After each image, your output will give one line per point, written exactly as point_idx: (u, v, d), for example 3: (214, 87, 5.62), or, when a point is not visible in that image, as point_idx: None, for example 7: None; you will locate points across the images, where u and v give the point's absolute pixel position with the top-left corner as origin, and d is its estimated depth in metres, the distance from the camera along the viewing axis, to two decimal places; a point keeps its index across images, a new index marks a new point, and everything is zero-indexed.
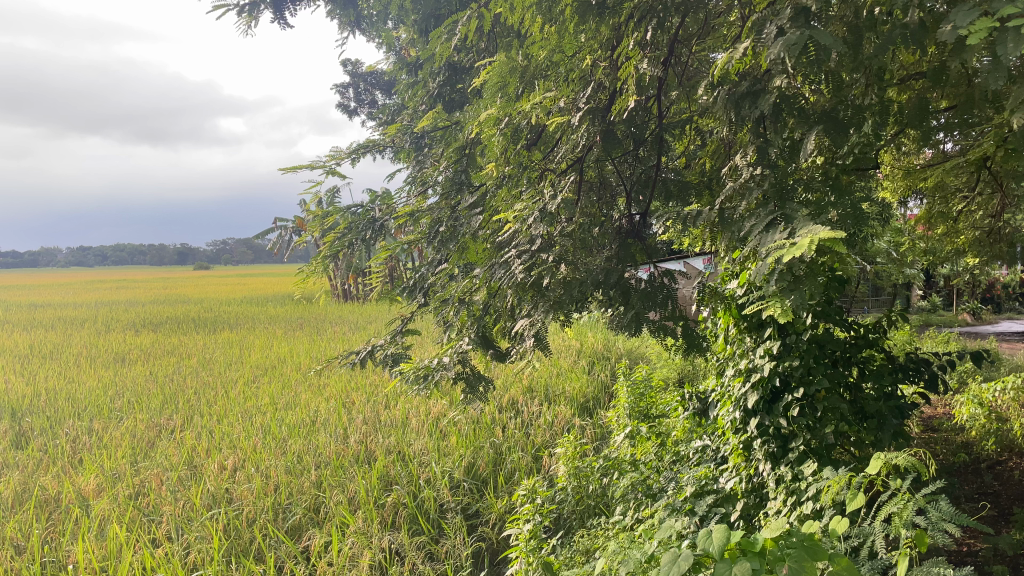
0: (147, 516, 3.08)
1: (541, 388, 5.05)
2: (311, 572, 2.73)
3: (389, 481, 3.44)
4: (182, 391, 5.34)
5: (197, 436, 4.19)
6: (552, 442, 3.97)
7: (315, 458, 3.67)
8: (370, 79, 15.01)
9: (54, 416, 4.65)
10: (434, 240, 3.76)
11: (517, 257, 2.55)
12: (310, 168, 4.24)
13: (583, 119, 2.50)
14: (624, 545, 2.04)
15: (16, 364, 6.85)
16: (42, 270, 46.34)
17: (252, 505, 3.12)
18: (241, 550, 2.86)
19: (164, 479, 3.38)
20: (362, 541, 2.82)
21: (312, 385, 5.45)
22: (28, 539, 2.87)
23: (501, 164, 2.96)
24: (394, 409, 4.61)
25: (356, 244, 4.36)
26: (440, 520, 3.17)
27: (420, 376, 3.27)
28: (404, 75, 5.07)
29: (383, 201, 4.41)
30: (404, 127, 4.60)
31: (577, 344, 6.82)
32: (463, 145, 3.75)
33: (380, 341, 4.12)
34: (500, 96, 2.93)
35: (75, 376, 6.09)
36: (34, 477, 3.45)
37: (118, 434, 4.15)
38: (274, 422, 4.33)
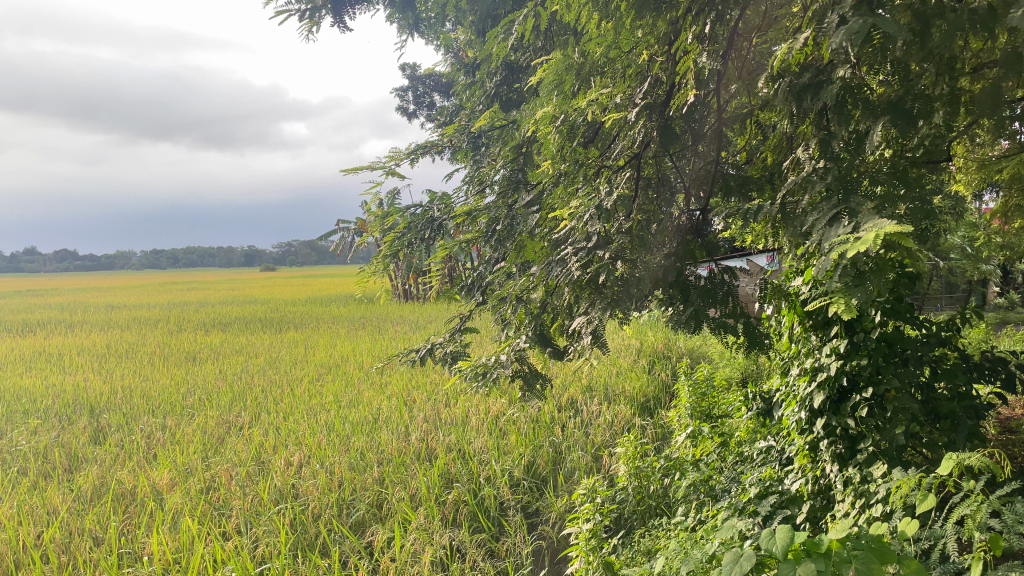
0: (217, 510, 3.18)
1: (601, 387, 5.02)
2: (374, 567, 2.78)
3: (450, 478, 3.48)
4: (251, 389, 5.50)
5: (264, 433, 4.30)
6: (612, 442, 3.94)
7: (377, 455, 3.74)
8: (429, 81, 15.21)
9: (130, 412, 4.85)
10: (492, 238, 3.83)
11: (573, 254, 2.61)
12: (370, 169, 4.31)
13: (640, 115, 2.52)
14: (686, 546, 2.03)
15: (96, 363, 7.16)
16: (118, 273, 48.28)
17: (317, 501, 3.19)
18: (307, 545, 2.93)
19: (234, 474, 3.49)
20: (423, 538, 2.85)
21: (374, 383, 5.53)
22: (106, 531, 2.99)
23: (557, 162, 2.97)
24: (455, 407, 4.66)
25: (415, 244, 4.42)
26: (500, 518, 3.18)
27: (478, 373, 3.32)
28: (462, 77, 5.10)
29: (441, 201, 4.45)
30: (462, 127, 4.64)
31: (637, 343, 6.76)
32: (521, 143, 3.76)
33: (439, 339, 4.16)
34: (557, 94, 2.93)
35: (149, 374, 6.33)
36: (111, 472, 3.60)
37: (190, 430, 4.30)
38: (338, 419, 4.43)
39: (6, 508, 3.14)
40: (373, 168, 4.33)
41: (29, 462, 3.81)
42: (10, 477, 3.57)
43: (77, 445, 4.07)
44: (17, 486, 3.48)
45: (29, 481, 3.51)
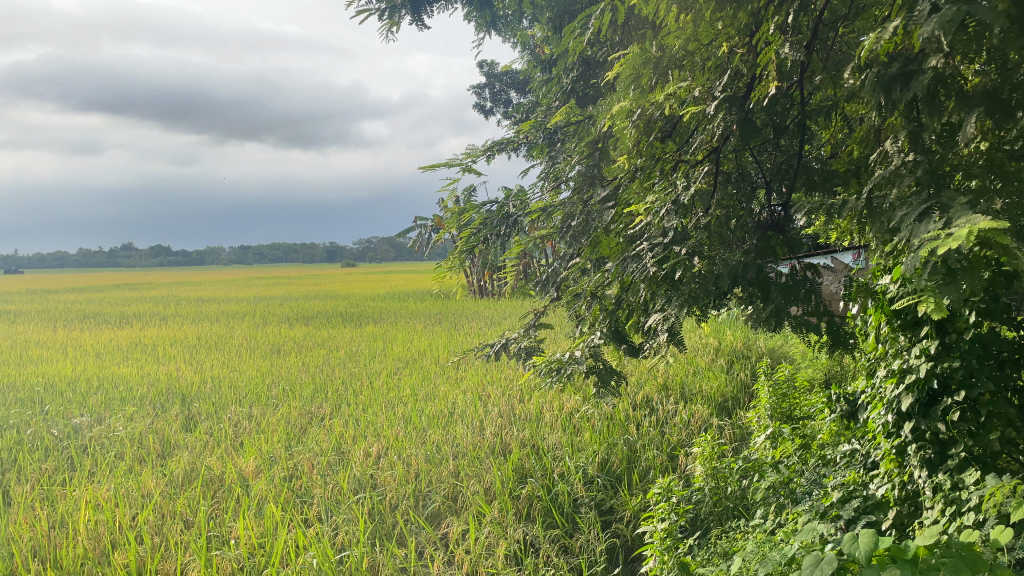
0: (299, 497, 3.28)
1: (678, 386, 4.95)
2: (449, 557, 2.81)
3: (524, 473, 3.50)
4: (332, 381, 5.65)
5: (344, 424, 4.41)
6: (688, 441, 3.88)
7: (452, 449, 3.79)
8: (506, 78, 15.29)
9: (219, 401, 5.06)
10: (567, 234, 3.83)
11: (649, 250, 2.65)
12: (447, 166, 4.37)
13: (719, 109, 2.45)
14: (764, 548, 2.00)
15: (187, 353, 7.50)
16: (207, 269, 50.29)
17: (394, 492, 3.26)
18: (385, 534, 2.99)
19: (316, 464, 3.60)
20: (497, 531, 2.87)
21: (450, 378, 5.61)
22: (196, 514, 3.12)
23: (633, 157, 2.94)
24: (529, 403, 4.68)
25: (491, 240, 4.45)
26: (574, 515, 3.16)
27: (552, 368, 3.34)
28: (538, 74, 5.09)
29: (516, 197, 4.47)
30: (538, 124, 4.65)
31: (716, 342, 6.63)
32: (597, 139, 3.74)
33: (514, 334, 4.19)
34: (634, 88, 2.91)
35: (236, 365, 6.58)
36: (202, 458, 3.76)
37: (274, 420, 4.46)
38: (415, 412, 4.51)
39: (105, 490, 3.32)
40: (449, 165, 4.38)
41: (126, 447, 4.02)
42: (109, 461, 3.78)
43: (170, 432, 4.27)
44: (115, 469, 3.67)
45: (126, 465, 3.70)
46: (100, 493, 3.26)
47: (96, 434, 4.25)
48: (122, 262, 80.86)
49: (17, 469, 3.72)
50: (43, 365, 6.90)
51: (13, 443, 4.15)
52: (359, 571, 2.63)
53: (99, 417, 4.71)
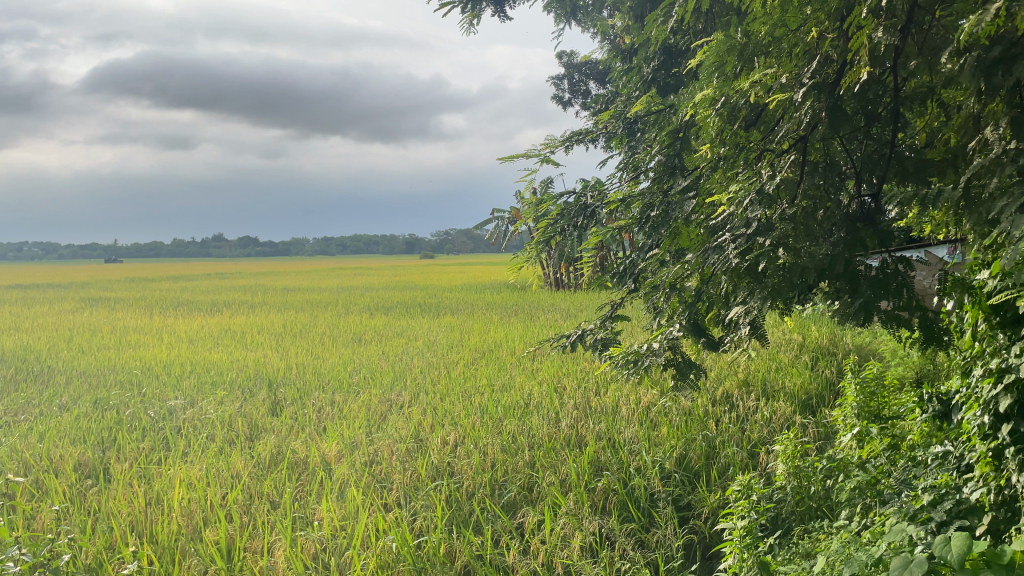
0: (379, 482, 3.36)
1: (759, 382, 4.84)
2: (525, 547, 2.83)
3: (600, 466, 3.49)
4: (410, 370, 5.76)
5: (423, 412, 4.49)
6: (770, 439, 3.79)
7: (528, 439, 3.81)
8: (585, 69, 15.20)
9: (303, 387, 5.23)
10: (645, 225, 3.79)
11: (731, 241, 2.55)
12: (525, 157, 4.38)
13: (808, 95, 2.40)
14: (849, 549, 1.94)
15: (274, 341, 7.76)
16: (291, 260, 51.84)
17: (471, 480, 3.30)
18: (461, 521, 3.03)
19: (395, 450, 3.68)
20: (574, 523, 2.88)
21: (525, 369, 5.63)
22: (281, 496, 3.23)
23: (716, 146, 2.88)
24: (606, 395, 4.65)
25: (568, 231, 4.44)
26: (650, 509, 3.13)
27: (629, 361, 3.33)
28: (618, 64, 5.06)
29: (594, 188, 4.44)
30: (618, 113, 4.61)
31: (799, 338, 6.44)
32: (678, 128, 3.67)
33: (590, 325, 4.18)
34: (718, 77, 2.86)
35: (319, 353, 6.78)
36: (287, 441, 3.89)
37: (355, 406, 4.58)
38: (491, 402, 4.55)
39: (197, 470, 3.47)
40: (528, 156, 4.39)
41: (216, 429, 4.19)
42: (201, 442, 3.95)
43: (257, 416, 4.43)
44: (206, 450, 3.83)
45: (216, 446, 3.87)
46: (192, 472, 3.42)
47: (189, 416, 4.45)
48: (212, 252, 84.17)
49: (117, 447, 3.93)
50: (141, 350, 7.26)
51: (113, 423, 4.39)
52: (436, 557, 2.67)
53: (191, 400, 4.93)
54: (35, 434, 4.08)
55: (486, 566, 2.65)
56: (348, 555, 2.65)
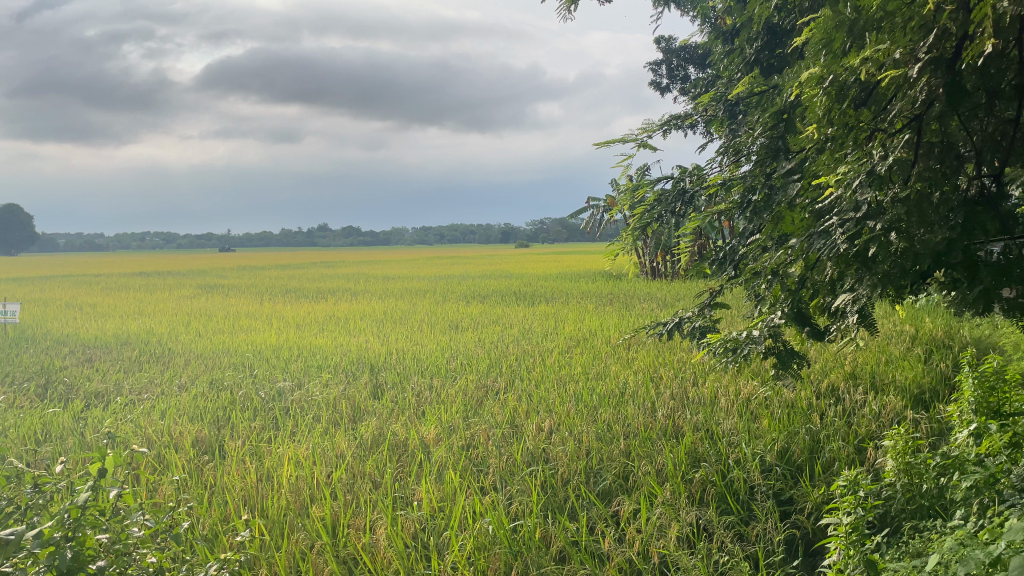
0: (476, 466, 3.42)
1: (868, 375, 4.64)
2: (622, 535, 2.82)
3: (698, 457, 3.45)
4: (506, 357, 5.82)
5: (518, 399, 4.53)
6: (879, 433, 3.63)
7: (624, 428, 3.79)
8: (683, 53, 14.91)
9: (403, 372, 5.37)
10: (747, 209, 3.73)
11: (839, 225, 2.52)
12: (623, 142, 4.34)
13: (924, 71, 2.28)
14: (964, 548, 1.86)
15: (375, 326, 8.00)
16: (389, 250, 53.23)
17: (566, 466, 3.31)
18: (557, 506, 3.05)
19: (492, 435, 3.74)
20: (670, 513, 2.84)
21: (621, 358, 5.59)
22: (382, 476, 3.34)
23: (823, 126, 2.78)
24: (704, 386, 4.57)
25: (665, 216, 4.37)
26: (750, 502, 3.06)
27: (728, 348, 3.29)
28: (718, 47, 4.89)
29: (693, 172, 4.35)
30: (718, 96, 4.50)
31: (912, 330, 6.12)
32: (782, 109, 3.52)
33: (687, 313, 4.11)
34: (825, 54, 2.78)
35: (418, 339, 6.94)
36: (388, 424, 4.02)
37: (453, 391, 4.67)
38: (586, 390, 4.56)
39: (304, 449, 3.62)
40: (624, 140, 4.35)
41: (321, 411, 4.37)
42: (307, 422, 4.12)
43: (359, 398, 4.58)
44: (312, 431, 3.99)
45: (322, 427, 4.03)
46: (299, 451, 3.57)
47: (296, 397, 4.65)
48: (315, 243, 87.28)
49: (231, 425, 4.14)
50: (252, 334, 7.64)
51: (227, 402, 4.63)
52: (533, 541, 2.69)
53: (298, 382, 5.15)
54: (158, 411, 4.36)
55: (581, 552, 2.65)
56: (446, 536, 2.72)
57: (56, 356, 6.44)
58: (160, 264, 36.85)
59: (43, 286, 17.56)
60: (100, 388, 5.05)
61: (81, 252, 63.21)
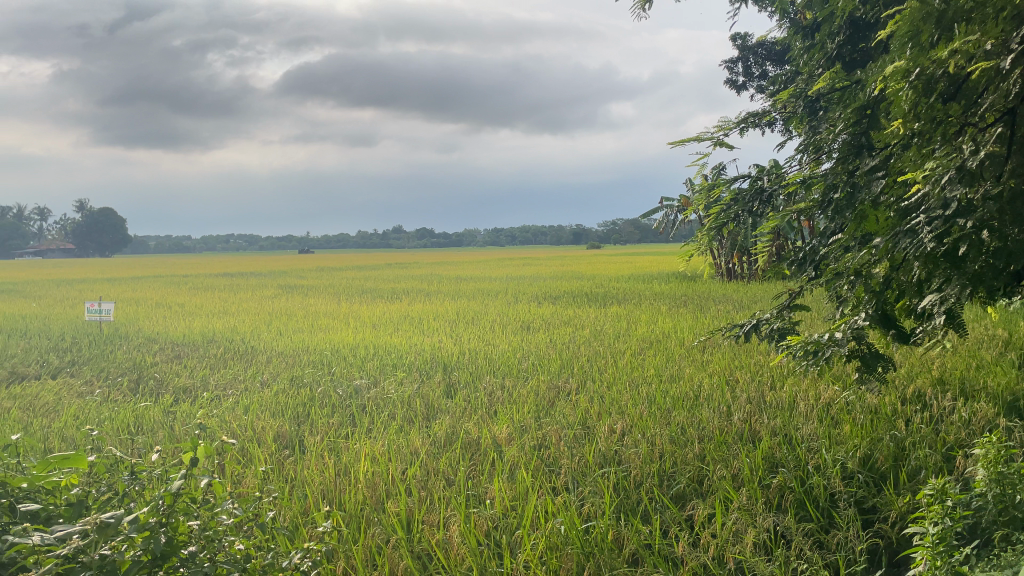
0: (548, 466, 3.42)
1: (957, 381, 4.44)
2: (696, 540, 2.77)
3: (776, 463, 3.37)
4: (578, 358, 5.81)
5: (590, 401, 4.52)
6: (969, 441, 3.46)
7: (698, 432, 3.74)
8: (760, 50, 14.59)
9: (476, 371, 5.43)
10: (828, 207, 3.61)
11: (926, 224, 2.38)
12: (698, 140, 4.29)
13: (1017, 64, 2.22)
14: None
15: (448, 327, 8.10)
16: (460, 251, 53.81)
17: (639, 469, 3.28)
18: (629, 508, 3.02)
19: (563, 435, 3.74)
20: (746, 519, 2.77)
21: (695, 360, 5.51)
22: (455, 474, 3.37)
23: (909, 121, 2.68)
24: (782, 390, 4.46)
25: (742, 215, 4.28)
26: (830, 510, 2.96)
27: (808, 350, 3.20)
28: (799, 42, 4.72)
29: (771, 170, 4.25)
30: (797, 92, 4.39)
31: (1005, 334, 5.82)
32: (867, 104, 3.41)
33: (765, 314, 4.02)
34: (911, 47, 2.69)
35: (491, 339, 6.99)
36: (461, 422, 4.07)
37: (525, 392, 4.69)
38: (659, 392, 4.51)
39: (380, 445, 3.70)
40: (700, 139, 4.30)
41: (397, 408, 4.45)
42: (383, 419, 4.21)
43: (433, 397, 4.65)
44: (388, 428, 4.07)
45: (397, 424, 4.11)
46: (376, 447, 3.65)
47: (373, 395, 4.76)
48: (390, 244, 88.91)
49: (311, 421, 4.27)
50: (329, 333, 7.84)
51: (307, 399, 4.77)
52: (605, 543, 2.68)
53: (375, 380, 5.27)
54: (242, 407, 4.52)
55: (655, 555, 2.63)
56: (519, 535, 2.73)
57: (148, 352, 6.76)
58: (242, 265, 38.18)
59: (137, 287, 18.48)
60: (188, 383, 5.27)
61: (169, 254, 66.06)
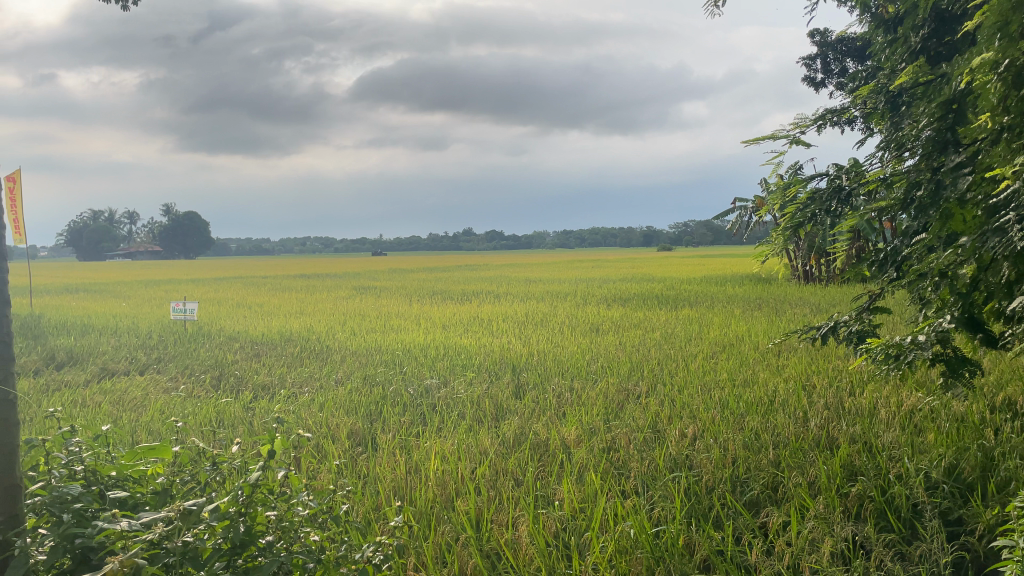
0: (617, 469, 3.39)
1: None
2: (770, 547, 2.70)
3: (854, 471, 3.26)
4: (648, 361, 5.74)
5: (661, 404, 4.46)
6: None
7: (773, 438, 3.64)
8: (841, 45, 14.14)
9: (545, 373, 5.43)
10: (911, 206, 3.46)
11: (1017, 221, 2.28)
12: (773, 138, 4.19)
13: None
14: None
15: (518, 328, 8.12)
16: (530, 253, 53.95)
17: (711, 474, 3.23)
18: (701, 514, 2.97)
19: (633, 439, 3.71)
20: (823, 527, 2.69)
21: (770, 364, 5.38)
22: (524, 475, 3.38)
23: (998, 115, 2.57)
24: (862, 396, 4.31)
25: (819, 215, 4.15)
26: (913, 521, 2.84)
27: (889, 354, 3.09)
28: (881, 36, 4.56)
29: (850, 169, 4.12)
30: (878, 87, 4.24)
31: None
32: (952, 98, 3.28)
33: (843, 316, 3.89)
34: (1001, 38, 2.58)
35: (560, 341, 6.98)
36: (530, 423, 4.08)
37: (594, 394, 4.67)
38: (732, 397, 4.42)
39: (450, 444, 3.74)
40: (775, 137, 4.20)
41: (466, 408, 4.49)
42: (454, 419, 4.25)
43: (502, 398, 4.67)
44: (458, 427, 4.11)
45: (467, 424, 4.14)
46: (446, 446, 3.69)
47: (443, 394, 4.81)
48: (460, 247, 89.82)
49: (383, 419, 4.35)
50: (401, 333, 7.97)
51: (380, 397, 4.86)
52: (675, 547, 2.64)
53: (445, 380, 5.34)
54: (317, 404, 4.64)
55: (727, 562, 2.57)
56: (588, 538, 2.71)
57: (229, 350, 7.00)
58: (317, 266, 39.20)
59: (218, 286, 19.21)
60: (266, 381, 5.43)
61: (249, 256, 68.32)
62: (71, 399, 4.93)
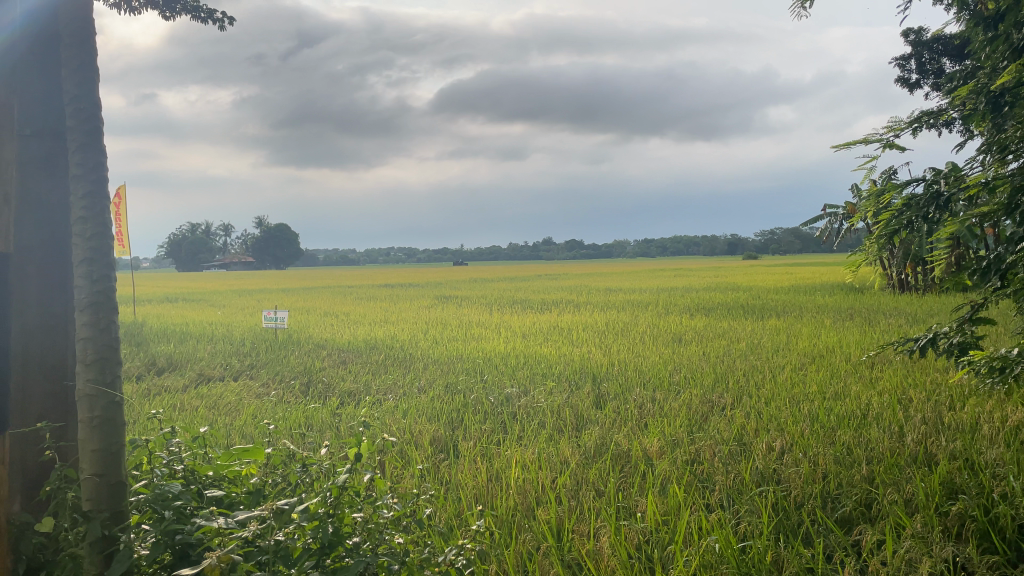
0: (701, 482, 3.33)
1: None
2: (863, 567, 2.59)
3: (954, 489, 3.10)
4: (733, 372, 5.61)
5: (747, 416, 4.35)
6: None
7: (866, 453, 3.50)
8: (937, 44, 13.53)
9: (627, 383, 5.38)
10: (1015, 211, 3.28)
11: None
12: (865, 143, 4.04)
13: None
14: None
15: (598, 338, 8.06)
16: (610, 263, 53.63)
17: (800, 489, 3.13)
18: (789, 530, 2.87)
19: (717, 452, 3.62)
20: (920, 547, 2.56)
21: (863, 376, 5.18)
22: (605, 486, 3.35)
23: None
24: (963, 411, 4.09)
25: (915, 222, 3.97)
26: (1019, 542, 2.67)
27: (993, 367, 2.93)
28: (980, 34, 4.36)
29: (948, 173, 3.93)
30: (977, 86, 4.06)
31: None
32: None
33: (942, 328, 3.70)
34: None
35: (641, 351, 6.89)
36: (612, 434, 4.04)
37: (677, 405, 4.60)
38: (822, 410, 4.28)
39: (531, 453, 3.75)
40: (868, 142, 4.05)
41: (547, 417, 4.49)
42: (534, 428, 4.26)
43: (583, 407, 4.65)
44: (538, 436, 4.12)
45: (548, 433, 4.14)
46: (527, 455, 3.70)
47: (524, 403, 4.82)
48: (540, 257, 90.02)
49: (464, 427, 4.39)
50: (482, 342, 8.02)
51: (461, 405, 4.91)
52: (761, 563, 2.56)
53: (525, 389, 5.34)
54: (401, 411, 4.72)
55: None
56: (672, 551, 2.67)
57: (317, 358, 7.20)
58: (400, 276, 39.98)
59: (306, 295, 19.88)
60: (352, 387, 5.57)
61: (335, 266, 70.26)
62: (172, 403, 5.16)
